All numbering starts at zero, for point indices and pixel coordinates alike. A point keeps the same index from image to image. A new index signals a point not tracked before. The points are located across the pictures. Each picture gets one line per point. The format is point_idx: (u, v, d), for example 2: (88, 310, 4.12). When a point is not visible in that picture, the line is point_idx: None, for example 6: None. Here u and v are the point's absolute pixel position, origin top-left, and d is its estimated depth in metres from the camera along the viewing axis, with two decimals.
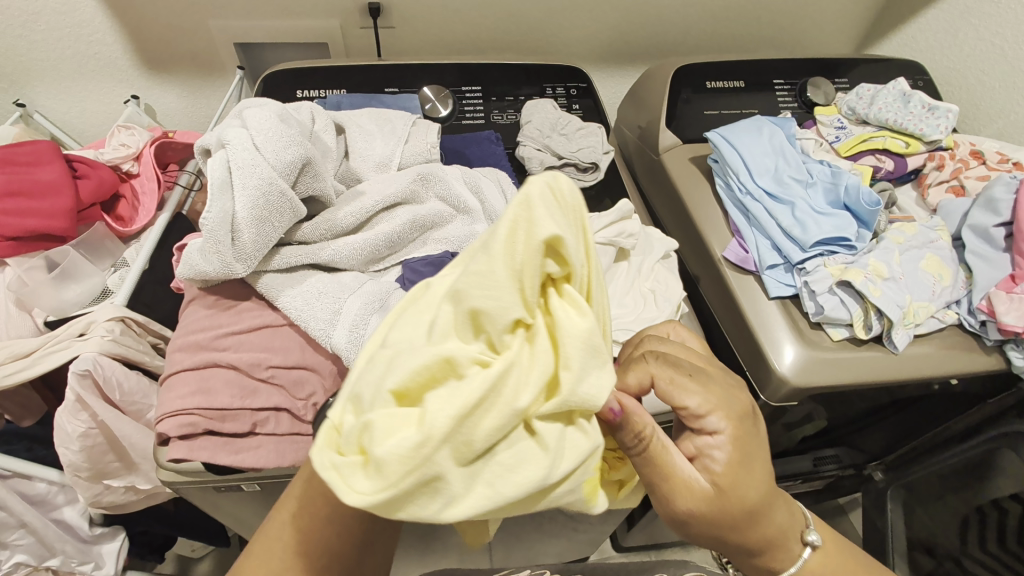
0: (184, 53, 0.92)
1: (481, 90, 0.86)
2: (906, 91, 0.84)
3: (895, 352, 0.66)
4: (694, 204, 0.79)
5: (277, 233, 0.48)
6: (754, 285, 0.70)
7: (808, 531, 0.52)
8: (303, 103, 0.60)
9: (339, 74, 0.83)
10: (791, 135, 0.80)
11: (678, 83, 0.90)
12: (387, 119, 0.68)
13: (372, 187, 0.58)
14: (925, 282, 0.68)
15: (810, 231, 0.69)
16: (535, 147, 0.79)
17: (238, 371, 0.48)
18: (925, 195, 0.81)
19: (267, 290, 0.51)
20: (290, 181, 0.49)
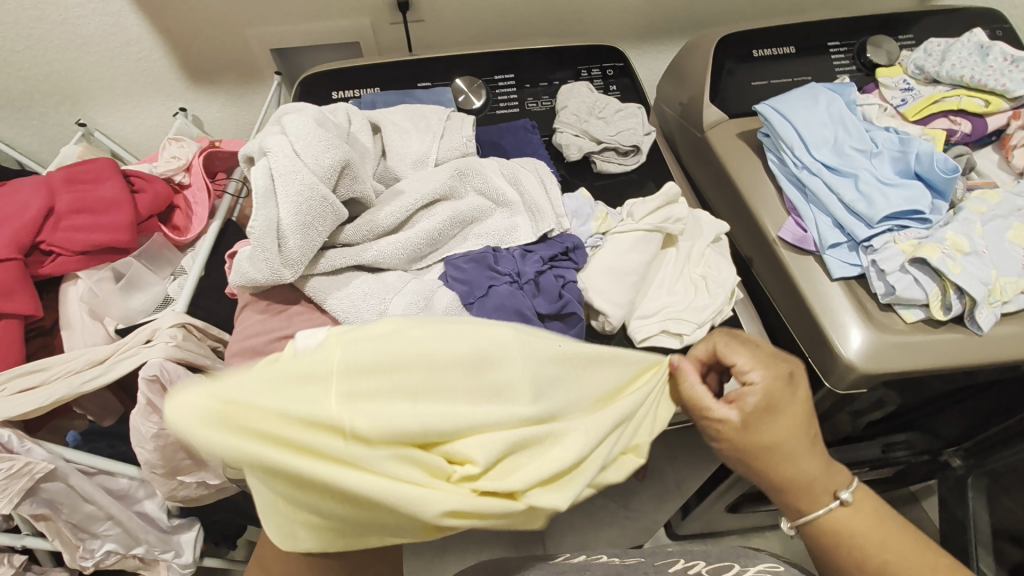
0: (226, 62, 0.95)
1: (515, 77, 0.84)
2: (983, 43, 0.77)
3: (979, 333, 0.60)
4: (745, 181, 0.74)
5: (322, 237, 0.48)
6: (814, 265, 0.66)
7: (842, 488, 0.49)
8: (339, 106, 0.61)
9: (373, 72, 0.83)
10: (851, 101, 0.73)
11: (721, 54, 0.85)
12: (423, 115, 0.68)
13: (411, 186, 0.59)
14: (1012, 256, 0.61)
15: (877, 206, 0.63)
16: (573, 132, 0.76)
17: None
18: (1009, 158, 0.73)
19: (315, 293, 0.51)
20: (331, 185, 0.49)
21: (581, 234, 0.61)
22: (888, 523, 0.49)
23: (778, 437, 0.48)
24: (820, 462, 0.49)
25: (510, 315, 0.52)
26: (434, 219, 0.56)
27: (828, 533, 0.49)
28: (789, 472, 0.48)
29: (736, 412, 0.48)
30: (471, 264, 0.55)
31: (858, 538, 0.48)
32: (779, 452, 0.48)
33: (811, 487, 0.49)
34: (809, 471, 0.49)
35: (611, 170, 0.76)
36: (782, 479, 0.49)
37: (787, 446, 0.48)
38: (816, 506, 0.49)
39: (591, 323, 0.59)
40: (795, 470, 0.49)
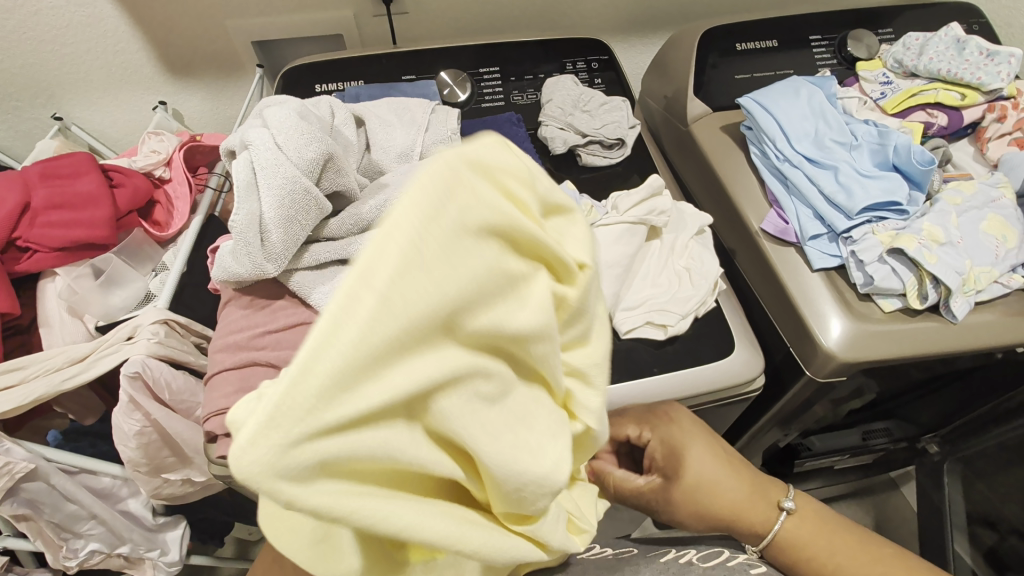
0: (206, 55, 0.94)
1: (500, 70, 0.84)
2: (960, 38, 0.78)
3: (953, 321, 0.62)
4: (728, 174, 0.75)
5: (305, 230, 0.48)
6: (795, 256, 0.67)
7: (784, 497, 0.51)
8: (322, 99, 0.61)
9: (357, 66, 0.82)
10: (832, 94, 0.74)
11: (705, 48, 0.86)
12: (407, 109, 0.67)
13: (395, 179, 0.58)
14: (986, 245, 0.63)
15: (856, 197, 0.64)
16: (558, 126, 0.77)
17: (277, 369, 0.48)
18: (984, 150, 0.75)
19: (299, 288, 0.50)
20: (313, 178, 0.49)
21: None
22: (829, 528, 0.50)
23: (695, 465, 0.50)
24: (744, 484, 0.51)
25: None
26: None
27: (790, 551, 0.50)
28: (720, 504, 0.50)
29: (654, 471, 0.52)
30: None
31: (812, 554, 0.49)
32: (705, 485, 0.50)
33: (747, 509, 0.50)
34: (738, 496, 0.50)
35: (597, 163, 0.76)
36: (718, 515, 0.50)
37: (708, 479, 0.50)
38: (765, 527, 0.50)
39: None
40: (725, 500, 0.50)
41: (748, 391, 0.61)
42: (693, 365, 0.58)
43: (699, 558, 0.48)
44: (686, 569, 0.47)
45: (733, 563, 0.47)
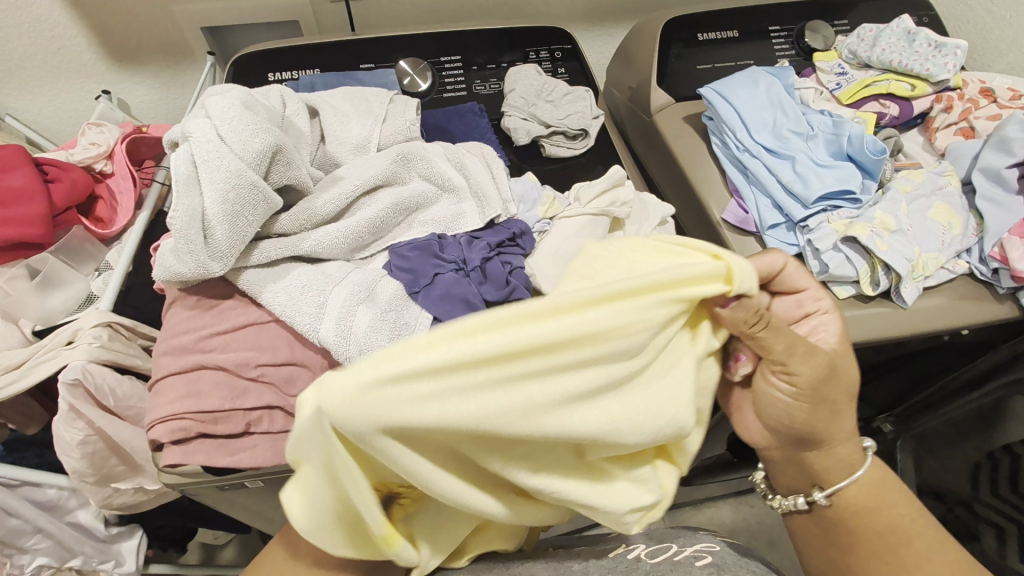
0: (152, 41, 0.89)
1: (461, 59, 0.82)
2: (911, 30, 0.80)
3: (904, 306, 0.64)
4: (690, 164, 0.76)
5: (252, 226, 0.46)
6: (755, 246, 0.68)
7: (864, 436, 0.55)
8: (272, 88, 0.58)
9: (313, 53, 0.79)
10: (790, 85, 0.75)
11: (667, 38, 0.86)
12: (363, 98, 0.65)
13: (351, 171, 0.57)
14: (934, 232, 0.65)
15: (812, 186, 0.66)
16: (521, 116, 0.76)
17: (226, 372, 0.46)
18: (932, 140, 0.77)
19: (249, 287, 0.48)
20: (261, 171, 0.46)
21: (528, 220, 0.61)
22: (890, 490, 0.53)
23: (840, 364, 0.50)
24: (850, 417, 0.52)
25: (456, 303, 0.51)
26: (376, 207, 0.55)
27: (863, 498, 0.53)
28: (825, 418, 0.50)
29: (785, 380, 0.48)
30: (414, 252, 0.54)
31: (872, 507, 0.52)
32: (835, 397, 0.50)
33: (837, 443, 0.52)
34: (842, 425, 0.52)
35: (560, 154, 0.76)
36: (814, 426, 0.50)
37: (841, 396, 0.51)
38: (847, 469, 0.53)
39: None
40: (840, 415, 0.51)
41: None
42: None
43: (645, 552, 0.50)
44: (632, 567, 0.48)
45: (679, 558, 0.49)
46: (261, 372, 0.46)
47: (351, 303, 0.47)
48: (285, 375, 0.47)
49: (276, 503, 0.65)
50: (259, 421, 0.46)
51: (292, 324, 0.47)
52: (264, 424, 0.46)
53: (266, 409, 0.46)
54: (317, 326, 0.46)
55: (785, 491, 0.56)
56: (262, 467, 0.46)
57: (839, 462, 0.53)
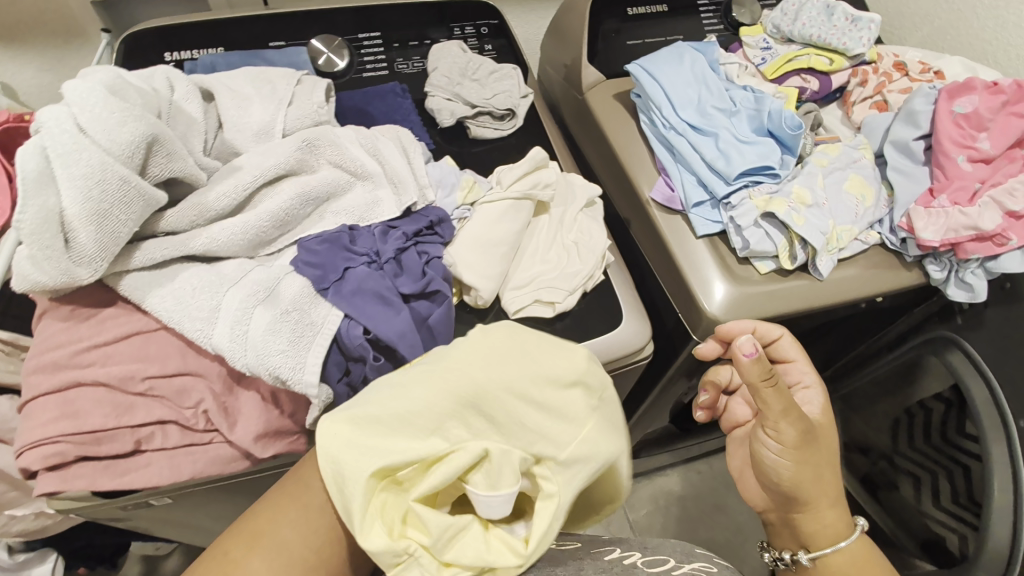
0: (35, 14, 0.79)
1: (381, 36, 0.77)
2: (830, 3, 0.81)
3: (820, 278, 0.66)
4: (620, 144, 0.75)
5: (126, 227, 0.41)
6: (679, 224, 0.68)
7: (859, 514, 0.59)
8: (156, 69, 0.52)
9: (216, 29, 0.72)
10: (715, 60, 0.74)
11: (598, 13, 0.84)
12: (268, 81, 0.60)
13: (250, 160, 0.52)
14: (848, 204, 0.67)
15: (734, 163, 0.65)
16: (445, 96, 0.72)
17: (108, 388, 0.42)
18: (849, 114, 0.79)
19: (131, 293, 0.44)
20: (134, 164, 0.41)
21: (446, 206, 0.58)
22: (870, 564, 0.57)
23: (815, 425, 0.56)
24: (835, 484, 0.58)
25: (368, 298, 0.49)
26: (278, 199, 0.51)
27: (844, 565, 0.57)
28: (810, 482, 0.56)
29: (774, 443, 0.55)
30: (323, 246, 0.50)
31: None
32: (808, 459, 0.55)
33: (824, 506, 0.57)
34: (827, 492, 0.57)
35: (487, 136, 0.73)
36: (795, 484, 0.56)
37: (824, 464, 0.56)
38: (829, 537, 0.57)
39: (464, 298, 0.58)
40: (823, 482, 0.56)
41: (639, 358, 0.63)
42: (582, 339, 0.58)
43: (644, 561, 0.48)
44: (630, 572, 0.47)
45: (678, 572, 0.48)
46: (150, 386, 0.43)
47: (247, 306, 0.44)
48: (176, 386, 0.43)
49: (202, 514, 0.62)
50: (150, 437, 0.43)
51: (184, 330, 0.43)
52: (156, 440, 0.43)
53: (158, 424, 0.43)
54: (210, 332, 0.43)
55: (777, 551, 0.62)
56: (157, 486, 0.43)
57: (821, 531, 0.57)
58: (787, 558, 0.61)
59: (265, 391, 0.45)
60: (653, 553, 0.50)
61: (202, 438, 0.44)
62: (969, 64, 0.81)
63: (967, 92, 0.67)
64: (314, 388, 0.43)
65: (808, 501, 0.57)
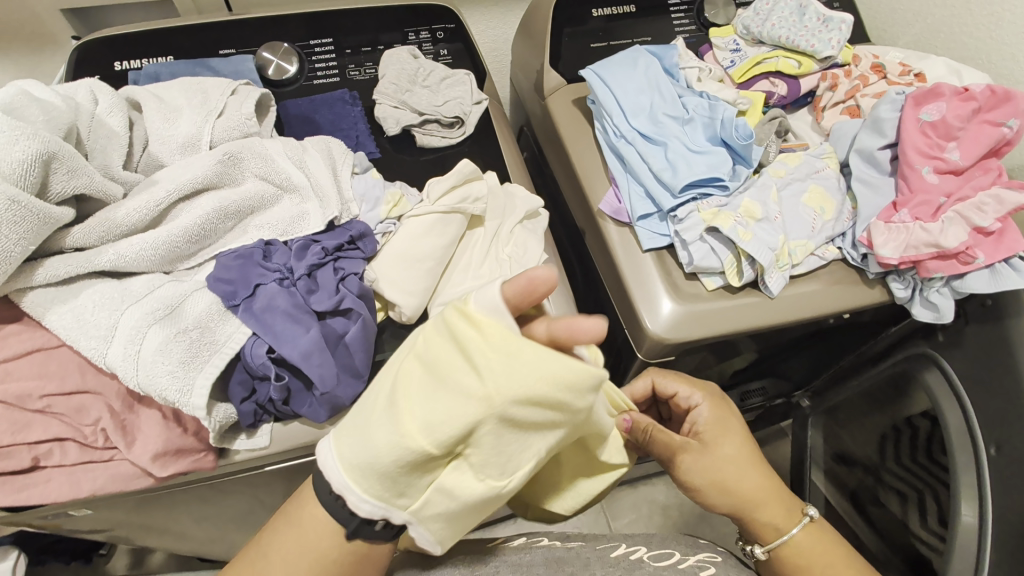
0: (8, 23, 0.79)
1: (333, 42, 0.76)
2: (802, 2, 0.77)
3: (771, 296, 0.63)
4: (574, 153, 0.73)
5: (16, 245, 0.41)
6: (625, 237, 0.66)
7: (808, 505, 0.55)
8: (80, 82, 0.53)
9: (170, 38, 0.72)
10: (671, 65, 0.72)
11: (560, 16, 0.81)
12: (201, 90, 0.59)
13: (169, 174, 0.52)
14: (804, 218, 0.64)
15: (680, 174, 0.63)
16: (391, 104, 0.71)
17: (6, 405, 0.43)
18: (819, 120, 0.75)
19: (34, 310, 0.44)
20: (27, 184, 0.41)
21: (369, 220, 0.57)
22: (837, 553, 0.53)
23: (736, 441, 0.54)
24: (765, 481, 0.53)
25: (277, 316, 0.48)
26: (195, 214, 0.50)
27: (795, 557, 0.52)
28: (731, 471, 0.53)
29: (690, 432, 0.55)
30: (237, 263, 0.50)
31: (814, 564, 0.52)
32: (727, 474, 0.52)
33: (759, 509, 0.53)
34: (752, 489, 0.53)
35: (435, 144, 0.72)
36: (725, 502, 0.53)
37: (737, 460, 0.53)
38: (776, 531, 0.53)
39: (390, 314, 0.57)
40: (747, 478, 0.53)
41: None
42: None
43: (649, 555, 0.53)
44: (636, 566, 0.51)
45: (682, 563, 0.51)
46: (48, 403, 0.43)
47: (143, 325, 0.43)
48: (74, 404, 0.43)
49: (142, 522, 0.63)
50: (49, 454, 0.44)
51: (81, 349, 0.43)
52: (54, 457, 0.44)
53: (56, 441, 0.44)
54: (105, 351, 0.43)
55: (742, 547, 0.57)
56: (55, 502, 0.44)
57: (763, 526, 0.53)
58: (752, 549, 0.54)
59: (166, 410, 0.45)
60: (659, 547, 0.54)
61: (101, 456, 0.45)
62: (953, 65, 0.76)
63: (934, 99, 0.63)
64: (203, 412, 0.43)
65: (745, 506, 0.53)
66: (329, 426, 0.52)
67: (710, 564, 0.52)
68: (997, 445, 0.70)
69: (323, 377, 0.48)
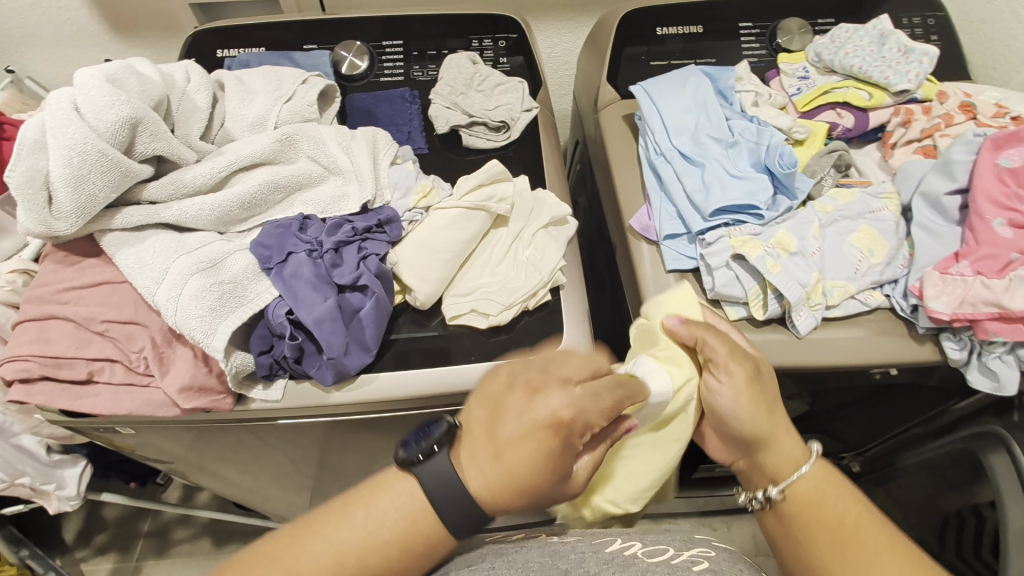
0: (147, 16, 0.92)
1: (403, 44, 0.82)
2: (885, 31, 0.73)
3: (798, 336, 0.59)
4: (615, 167, 0.73)
5: (101, 192, 0.49)
6: (652, 255, 0.65)
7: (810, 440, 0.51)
8: (179, 64, 0.61)
9: (266, 34, 0.82)
10: (724, 88, 0.70)
11: (623, 32, 0.81)
12: (277, 77, 0.66)
13: (234, 147, 0.58)
14: (846, 258, 0.60)
15: (713, 197, 0.62)
16: (445, 105, 0.75)
17: (76, 324, 0.51)
18: (888, 157, 0.69)
19: (108, 248, 0.52)
20: (116, 142, 0.49)
21: (400, 208, 0.61)
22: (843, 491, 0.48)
23: (770, 430, 0.49)
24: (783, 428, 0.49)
25: (303, 282, 0.53)
26: (248, 184, 0.56)
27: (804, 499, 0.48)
28: (763, 412, 0.49)
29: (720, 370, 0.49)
30: (277, 231, 0.55)
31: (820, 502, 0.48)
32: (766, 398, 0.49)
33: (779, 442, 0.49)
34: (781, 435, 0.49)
35: (479, 145, 0.75)
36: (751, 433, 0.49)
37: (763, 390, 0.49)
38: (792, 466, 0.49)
39: (406, 298, 0.60)
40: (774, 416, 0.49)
41: None
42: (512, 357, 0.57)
43: (644, 551, 0.43)
44: (631, 564, 0.41)
45: (676, 560, 0.42)
46: (107, 327, 0.51)
47: (188, 272, 0.50)
48: (125, 332, 0.51)
49: (178, 454, 0.71)
50: (101, 371, 0.51)
51: (138, 286, 0.51)
52: (105, 374, 0.51)
53: (108, 361, 0.51)
54: (155, 291, 0.50)
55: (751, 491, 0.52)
56: (100, 413, 0.51)
57: (785, 459, 0.49)
58: (761, 497, 0.50)
59: (197, 350, 0.52)
60: (653, 542, 0.45)
61: (140, 380, 0.52)
62: None
63: (1016, 144, 0.57)
64: (220, 355, 0.49)
65: (759, 467, 0.50)
66: (334, 391, 0.55)
67: (705, 560, 0.43)
68: None
69: (332, 343, 0.52)
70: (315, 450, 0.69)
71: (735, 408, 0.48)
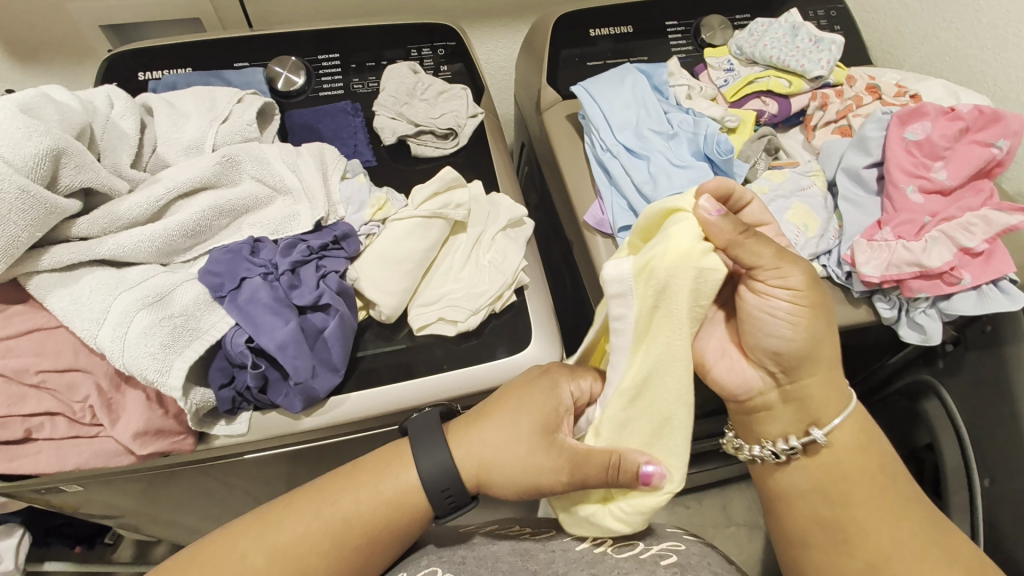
0: (53, 40, 0.86)
1: (340, 58, 0.80)
2: (796, 24, 0.79)
3: None
4: (564, 165, 0.74)
5: (24, 232, 0.45)
6: (608, 248, 0.67)
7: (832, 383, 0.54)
8: (100, 89, 0.58)
9: (193, 54, 0.78)
10: (659, 84, 0.74)
11: (558, 35, 0.83)
12: (210, 97, 0.63)
13: (171, 173, 0.55)
14: (785, 234, 0.64)
15: (660, 187, 0.65)
16: (389, 116, 0.75)
17: (7, 379, 0.47)
18: (810, 139, 0.75)
19: (36, 292, 0.48)
20: (37, 175, 0.45)
21: (355, 222, 0.60)
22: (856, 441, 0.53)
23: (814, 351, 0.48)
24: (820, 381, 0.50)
25: (260, 307, 0.51)
26: (191, 210, 0.54)
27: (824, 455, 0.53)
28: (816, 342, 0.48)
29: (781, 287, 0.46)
30: (227, 257, 0.53)
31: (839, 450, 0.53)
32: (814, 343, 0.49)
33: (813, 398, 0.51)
34: (815, 390, 0.51)
35: (428, 154, 0.74)
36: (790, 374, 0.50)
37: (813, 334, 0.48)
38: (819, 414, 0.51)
39: (369, 313, 0.59)
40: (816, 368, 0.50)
41: None
42: (483, 361, 0.57)
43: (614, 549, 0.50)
44: (600, 561, 0.48)
45: (646, 556, 0.49)
46: (43, 378, 0.47)
47: (132, 310, 0.47)
48: (65, 382, 0.47)
49: (130, 507, 0.65)
50: (41, 427, 0.47)
51: (76, 330, 0.47)
52: (45, 430, 0.47)
53: (48, 415, 0.47)
54: (96, 332, 0.46)
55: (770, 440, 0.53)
56: (43, 472, 0.47)
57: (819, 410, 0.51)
58: (791, 445, 0.52)
59: (150, 391, 0.48)
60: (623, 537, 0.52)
61: (87, 432, 0.48)
62: (951, 87, 0.75)
63: (919, 118, 0.64)
64: (178, 393, 0.46)
65: (800, 406, 0.51)
66: (304, 417, 0.53)
67: (673, 554, 0.49)
68: (990, 477, 0.69)
69: (298, 367, 0.50)
70: (283, 483, 0.66)
71: (790, 336, 0.47)
